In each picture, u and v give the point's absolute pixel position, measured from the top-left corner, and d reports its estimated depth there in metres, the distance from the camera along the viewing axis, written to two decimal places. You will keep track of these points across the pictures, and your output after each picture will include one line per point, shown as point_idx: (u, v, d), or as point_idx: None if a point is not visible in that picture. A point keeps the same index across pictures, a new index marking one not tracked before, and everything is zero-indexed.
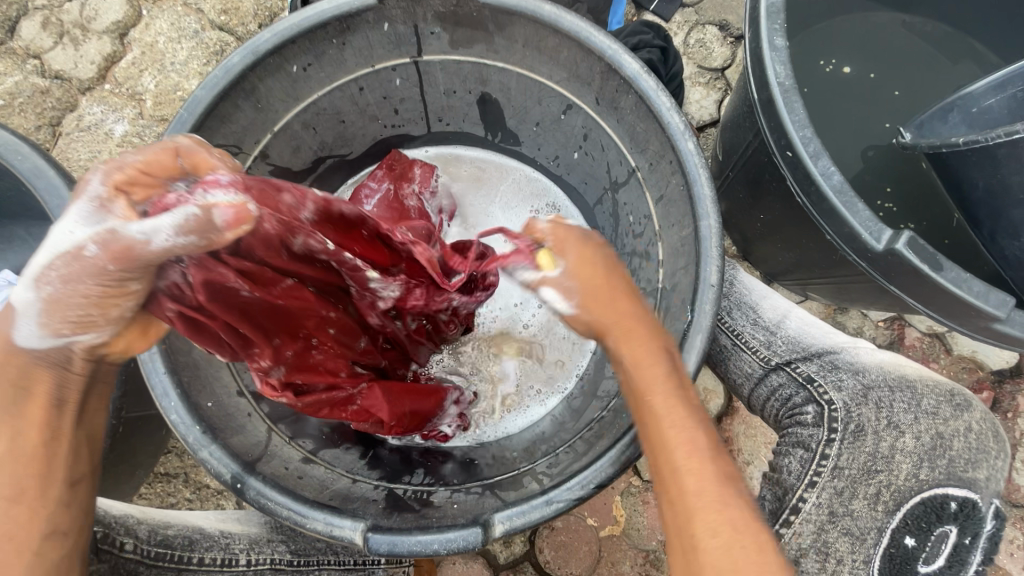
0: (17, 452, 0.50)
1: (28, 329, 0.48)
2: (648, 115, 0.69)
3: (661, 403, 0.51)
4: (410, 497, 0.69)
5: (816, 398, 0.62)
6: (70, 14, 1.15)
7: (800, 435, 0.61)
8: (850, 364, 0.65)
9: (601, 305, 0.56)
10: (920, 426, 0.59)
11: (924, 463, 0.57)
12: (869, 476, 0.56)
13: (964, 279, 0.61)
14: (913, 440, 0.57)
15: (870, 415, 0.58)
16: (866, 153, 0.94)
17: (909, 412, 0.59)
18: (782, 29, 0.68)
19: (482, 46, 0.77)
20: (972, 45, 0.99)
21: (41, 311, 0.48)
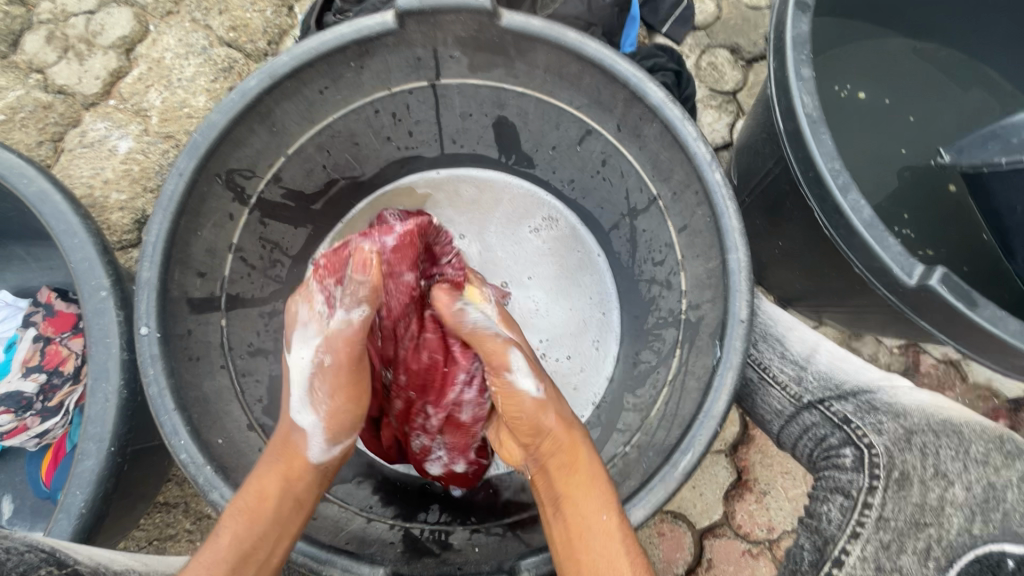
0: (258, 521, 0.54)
1: (319, 449, 0.60)
2: (674, 145, 0.68)
3: (591, 506, 0.57)
4: (427, 539, 0.67)
5: (854, 440, 0.61)
6: (76, 29, 1.14)
7: (838, 480, 0.60)
8: (889, 406, 0.63)
9: (552, 402, 0.63)
10: (968, 476, 0.53)
11: (977, 515, 0.50)
12: (917, 530, 0.51)
13: (999, 316, 0.59)
14: (963, 490, 0.52)
15: (915, 462, 0.55)
16: (901, 172, 0.93)
17: (958, 460, 0.54)
18: (809, 59, 0.67)
19: (502, 70, 0.76)
20: (985, 72, 0.99)
21: (326, 430, 0.61)
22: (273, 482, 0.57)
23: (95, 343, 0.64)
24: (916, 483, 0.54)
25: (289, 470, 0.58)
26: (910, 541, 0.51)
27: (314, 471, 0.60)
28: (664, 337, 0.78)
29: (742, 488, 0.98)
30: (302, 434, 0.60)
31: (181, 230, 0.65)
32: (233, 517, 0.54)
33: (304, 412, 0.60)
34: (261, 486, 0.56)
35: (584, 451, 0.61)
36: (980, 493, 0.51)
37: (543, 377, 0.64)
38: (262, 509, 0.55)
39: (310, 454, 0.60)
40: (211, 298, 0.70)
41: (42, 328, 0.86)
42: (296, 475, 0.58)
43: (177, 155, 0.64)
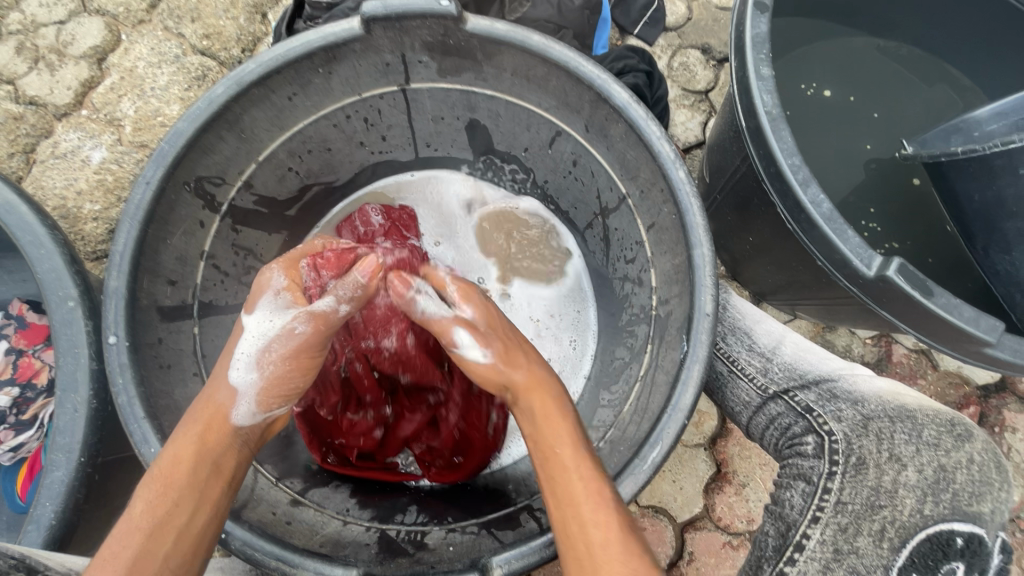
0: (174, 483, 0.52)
1: (246, 409, 0.58)
2: (639, 143, 0.69)
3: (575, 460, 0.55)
4: (403, 539, 0.68)
5: (815, 427, 0.62)
6: (46, 39, 1.13)
7: (801, 467, 0.61)
8: (849, 393, 0.65)
9: (513, 351, 0.63)
10: (922, 458, 0.55)
11: (929, 497, 0.52)
12: (872, 512, 0.52)
13: (955, 304, 0.61)
14: (915, 472, 0.53)
15: (871, 446, 0.56)
16: (870, 164, 0.95)
17: (912, 444, 0.56)
18: (768, 58, 0.68)
19: (471, 74, 0.76)
20: (946, 69, 1.02)
21: (260, 391, 0.59)
22: (191, 449, 0.54)
23: (65, 354, 0.64)
24: (872, 467, 0.55)
25: (209, 433, 0.56)
26: (866, 524, 0.52)
27: (234, 435, 0.57)
28: (637, 333, 0.79)
29: (721, 481, 0.99)
30: (231, 394, 0.58)
31: (149, 238, 0.65)
32: (148, 485, 0.52)
33: (241, 370, 0.59)
34: (177, 452, 0.54)
35: (555, 398, 0.61)
36: (931, 475, 0.53)
37: (484, 323, 0.64)
38: (173, 471, 0.52)
39: (234, 414, 0.58)
40: (183, 305, 0.70)
41: (13, 340, 0.85)
42: (214, 440, 0.56)
43: (144, 164, 0.64)
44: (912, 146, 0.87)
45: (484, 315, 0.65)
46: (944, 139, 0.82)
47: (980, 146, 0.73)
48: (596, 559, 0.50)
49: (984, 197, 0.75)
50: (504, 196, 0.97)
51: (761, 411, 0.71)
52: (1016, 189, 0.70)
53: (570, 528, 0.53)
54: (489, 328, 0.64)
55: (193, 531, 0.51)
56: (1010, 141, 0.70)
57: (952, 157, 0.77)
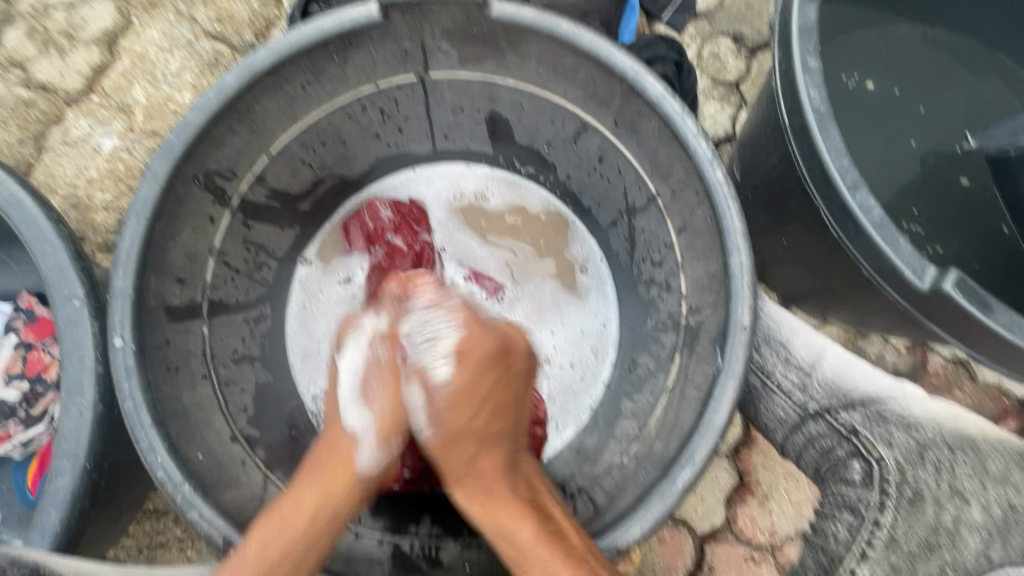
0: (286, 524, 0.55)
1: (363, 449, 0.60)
2: (673, 141, 0.65)
3: (531, 538, 0.55)
4: (416, 554, 0.65)
5: (864, 454, 0.62)
6: (57, 22, 1.10)
7: (850, 496, 0.62)
8: (900, 417, 0.63)
9: (461, 438, 0.59)
10: (987, 495, 0.57)
11: (996, 540, 0.54)
12: (930, 552, 0.55)
13: (1015, 321, 0.57)
14: (980, 513, 0.56)
15: (929, 482, 0.58)
16: (926, 158, 0.89)
17: (975, 479, 0.58)
18: (816, 50, 0.63)
19: (493, 63, 0.72)
20: (999, 60, 0.95)
21: (376, 435, 0.60)
22: (313, 495, 0.57)
23: (70, 355, 0.61)
24: (930, 504, 0.57)
25: (331, 476, 0.58)
26: (923, 564, 0.54)
27: (358, 480, 0.59)
28: (663, 341, 0.75)
29: (744, 492, 0.96)
30: (350, 441, 0.60)
31: (156, 235, 0.62)
32: (263, 525, 0.55)
33: (354, 411, 0.61)
34: (298, 495, 0.57)
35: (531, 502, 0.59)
36: (997, 515, 0.56)
37: (451, 409, 0.59)
38: (291, 518, 0.55)
39: (359, 460, 0.59)
40: (192, 304, 0.68)
41: (22, 334, 0.83)
42: (337, 487, 0.58)
43: (151, 158, 0.61)
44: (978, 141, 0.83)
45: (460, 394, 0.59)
46: (1012, 135, 0.77)
47: None
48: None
49: None
50: (508, 188, 0.92)
51: (797, 429, 0.68)
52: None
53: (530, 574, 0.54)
54: (465, 399, 0.59)
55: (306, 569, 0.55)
56: None
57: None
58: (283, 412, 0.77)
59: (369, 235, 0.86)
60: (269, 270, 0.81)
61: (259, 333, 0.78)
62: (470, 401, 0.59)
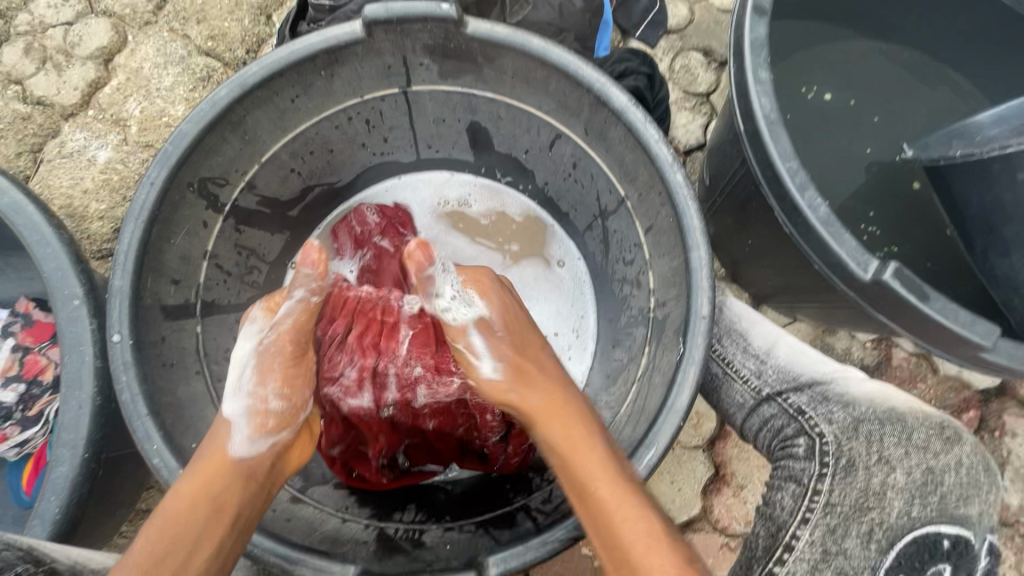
0: (169, 515, 0.52)
1: (241, 437, 0.59)
2: (637, 146, 0.70)
3: (599, 457, 0.56)
4: (401, 537, 0.68)
5: (807, 430, 0.66)
6: (54, 40, 1.15)
7: (793, 469, 0.64)
8: (839, 396, 0.67)
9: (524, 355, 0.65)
10: (909, 461, 0.60)
11: (917, 500, 0.57)
12: (861, 513, 0.57)
13: (951, 308, 0.61)
14: (904, 475, 0.59)
15: (861, 449, 0.61)
16: (871, 168, 0.95)
17: (901, 447, 0.61)
18: (766, 62, 0.69)
19: (471, 77, 0.77)
20: (948, 73, 1.02)
21: (251, 418, 0.60)
22: (187, 482, 0.54)
23: (70, 351, 0.65)
24: (861, 469, 0.60)
25: (206, 466, 0.56)
26: (854, 525, 0.57)
27: (236, 466, 0.57)
28: (635, 335, 0.79)
29: (719, 483, 1.00)
30: (226, 427, 0.59)
31: (153, 238, 0.66)
32: (150, 523, 0.52)
33: (231, 400, 0.61)
34: (179, 489, 0.54)
35: (570, 406, 0.61)
36: (919, 478, 0.58)
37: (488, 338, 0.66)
38: (174, 510, 0.52)
39: (231, 446, 0.58)
40: (186, 304, 0.72)
41: (20, 337, 0.87)
42: (213, 474, 0.55)
43: (148, 165, 0.65)
44: (913, 149, 0.95)
45: (505, 318, 0.68)
46: (945, 144, 0.85)
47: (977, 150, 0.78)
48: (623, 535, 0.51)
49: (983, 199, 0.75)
50: (490, 196, 0.97)
51: (753, 413, 0.74)
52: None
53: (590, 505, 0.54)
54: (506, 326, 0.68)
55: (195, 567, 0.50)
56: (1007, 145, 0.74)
57: (951, 160, 0.81)
58: None
59: (356, 238, 0.92)
60: (260, 274, 0.85)
61: None
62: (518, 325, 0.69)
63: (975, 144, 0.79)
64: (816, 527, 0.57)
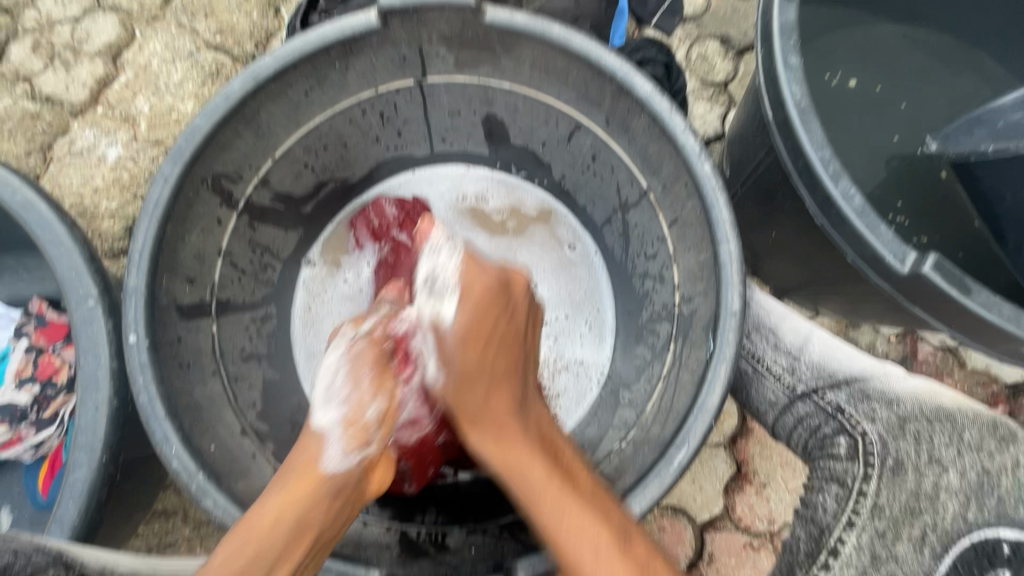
0: (250, 536, 0.50)
1: (335, 449, 0.56)
2: (662, 137, 0.68)
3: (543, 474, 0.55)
4: (424, 539, 0.66)
5: (849, 430, 0.74)
6: (62, 36, 1.13)
7: (835, 469, 0.73)
8: (880, 395, 0.76)
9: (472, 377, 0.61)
10: (960, 460, 0.70)
11: (972, 503, 0.68)
12: (910, 517, 0.68)
13: (993, 302, 0.59)
14: (956, 477, 0.69)
15: (909, 451, 0.71)
16: (889, 163, 0.91)
17: (951, 447, 0.71)
18: (796, 47, 0.66)
19: (489, 67, 0.75)
20: (976, 57, 0.98)
21: (346, 431, 0.57)
22: (272, 505, 0.52)
23: (86, 353, 0.64)
24: (910, 470, 0.70)
25: (296, 487, 0.53)
26: (906, 528, 0.68)
27: (326, 485, 0.54)
28: (658, 332, 0.77)
29: (742, 481, 0.98)
30: (319, 438, 0.56)
31: (168, 236, 0.65)
32: (228, 543, 0.50)
33: (324, 409, 0.58)
34: (269, 510, 0.52)
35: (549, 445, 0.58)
36: (973, 478, 0.69)
37: (464, 339, 0.62)
38: (258, 527, 0.50)
39: (323, 461, 0.55)
40: (201, 303, 0.70)
41: (33, 338, 0.86)
42: (304, 494, 0.53)
43: (162, 162, 0.64)
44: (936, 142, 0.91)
45: (466, 342, 0.62)
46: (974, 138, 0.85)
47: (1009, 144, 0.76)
48: None
49: None
50: (507, 191, 0.94)
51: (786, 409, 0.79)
52: None
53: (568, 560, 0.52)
54: (473, 344, 0.62)
55: None
56: None
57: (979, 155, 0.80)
58: (290, 408, 0.79)
59: (375, 232, 0.87)
60: (274, 271, 0.83)
61: (265, 332, 0.80)
62: (479, 342, 0.63)
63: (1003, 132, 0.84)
64: (863, 530, 0.68)
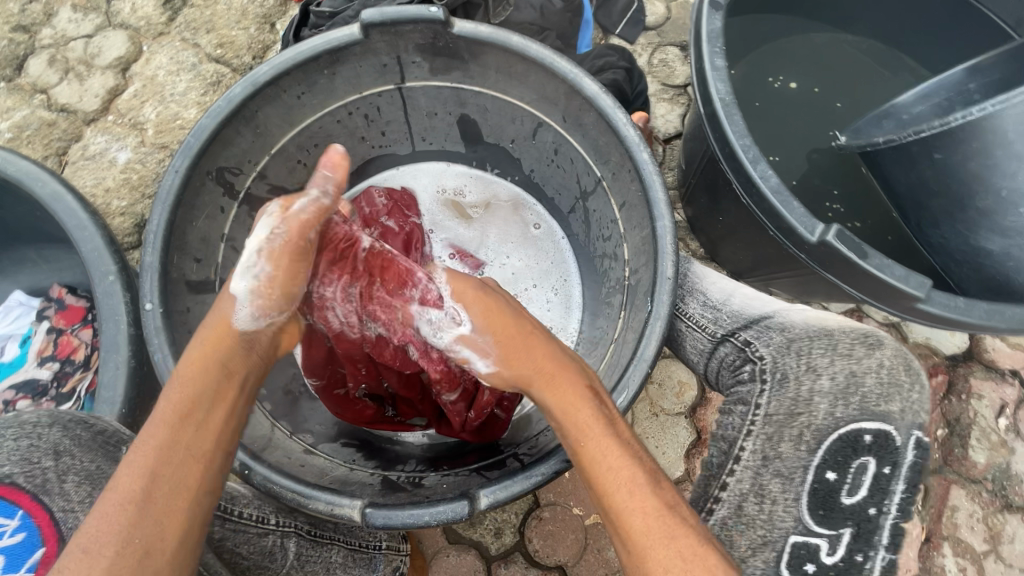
0: (194, 375, 0.57)
1: (246, 313, 0.61)
2: (608, 130, 0.78)
3: (587, 413, 0.57)
4: (403, 480, 0.76)
5: (750, 358, 0.73)
6: (76, 52, 1.24)
7: (741, 394, 0.71)
8: (780, 324, 0.74)
9: (518, 352, 0.64)
10: (835, 367, 0.65)
11: (841, 401, 0.62)
12: (792, 419, 0.63)
13: (888, 265, 0.69)
14: (829, 380, 0.64)
15: (792, 363, 0.68)
16: (812, 155, 1.02)
17: (827, 356, 0.67)
18: (721, 51, 0.77)
19: (459, 73, 0.86)
20: (904, 60, 1.09)
21: (257, 299, 0.62)
22: (199, 353, 0.58)
23: (107, 322, 0.73)
24: (792, 380, 0.66)
25: (216, 336, 0.59)
26: (788, 430, 0.63)
27: (238, 338, 0.61)
28: (613, 303, 0.87)
29: (702, 446, 1.06)
30: (230, 301, 0.61)
31: (177, 221, 0.74)
32: (175, 383, 0.56)
33: (240, 277, 0.61)
34: (197, 355, 0.58)
35: (564, 370, 0.61)
36: (842, 381, 0.64)
37: (489, 333, 0.65)
38: (191, 368, 0.57)
39: (236, 320, 0.61)
40: (206, 281, 0.80)
41: (54, 321, 0.96)
42: (225, 340, 0.60)
43: (172, 156, 0.73)
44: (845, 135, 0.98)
45: (486, 320, 0.66)
46: (875, 125, 0.93)
47: (897, 135, 0.77)
48: (619, 506, 0.52)
49: (910, 181, 0.79)
50: (484, 186, 1.05)
51: (712, 356, 0.81)
52: (934, 172, 0.74)
53: (597, 462, 0.54)
54: (499, 323, 0.65)
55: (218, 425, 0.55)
56: (921, 130, 0.74)
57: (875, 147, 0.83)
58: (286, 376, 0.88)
59: (364, 218, 0.96)
60: None
61: None
62: (504, 319, 0.66)
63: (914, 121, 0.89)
64: (759, 436, 0.64)
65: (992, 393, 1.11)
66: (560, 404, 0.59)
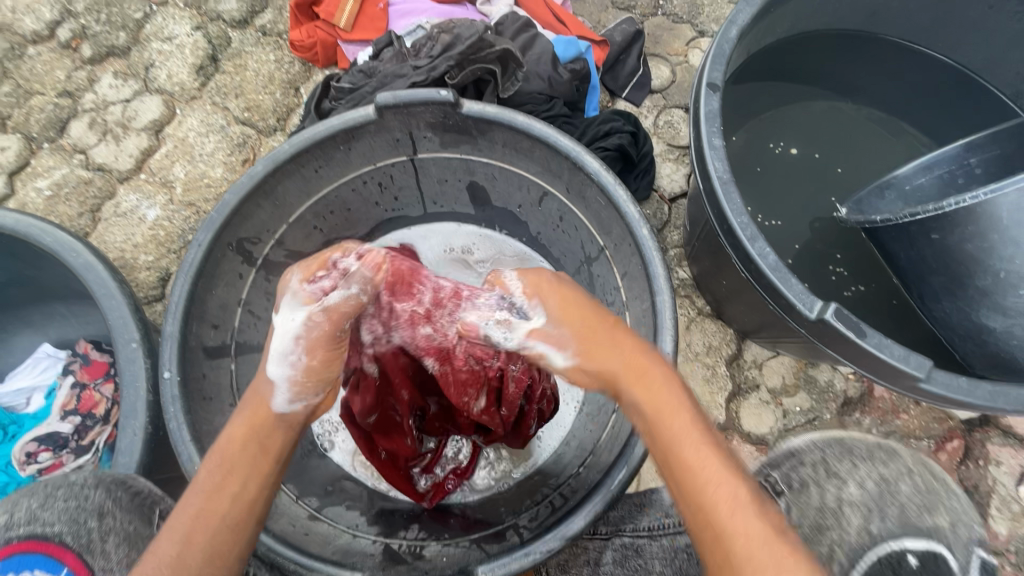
0: (230, 452, 0.61)
1: (282, 398, 0.65)
2: (609, 205, 0.81)
3: (683, 426, 0.58)
4: (404, 551, 0.77)
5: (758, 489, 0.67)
6: (114, 115, 1.33)
7: None
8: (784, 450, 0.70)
9: (598, 343, 0.65)
10: (859, 473, 0.64)
11: (875, 514, 0.60)
12: (821, 533, 0.61)
13: (887, 344, 0.69)
14: (857, 488, 0.62)
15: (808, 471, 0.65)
16: (814, 223, 1.03)
17: (846, 460, 0.65)
18: (719, 131, 0.80)
19: (468, 146, 0.90)
20: (903, 126, 1.12)
21: (291, 384, 0.65)
22: (240, 428, 0.62)
23: (128, 387, 0.77)
24: (813, 486, 0.64)
25: (254, 418, 0.63)
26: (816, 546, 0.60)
27: (275, 420, 0.64)
28: None
29: None
30: (269, 385, 0.65)
31: (198, 291, 0.78)
32: (219, 456, 0.60)
33: (275, 363, 0.65)
34: (234, 430, 0.63)
35: (651, 379, 0.62)
36: (872, 487, 0.62)
37: (563, 324, 0.67)
38: (231, 445, 0.61)
39: (272, 404, 0.64)
40: (223, 345, 0.83)
41: (78, 375, 1.00)
42: (261, 420, 0.63)
43: (196, 230, 0.78)
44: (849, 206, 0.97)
45: (563, 312, 0.68)
46: (880, 194, 0.94)
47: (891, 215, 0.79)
48: (727, 529, 0.51)
49: (909, 256, 0.80)
50: (491, 245, 1.08)
51: None
52: (933, 250, 0.75)
53: (691, 487, 0.54)
54: (580, 315, 0.67)
55: (250, 493, 0.59)
56: (916, 211, 0.75)
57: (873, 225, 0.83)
58: None
59: None
60: None
61: None
62: (582, 313, 0.68)
63: (910, 197, 0.93)
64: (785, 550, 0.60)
65: (1011, 460, 1.08)
66: (653, 413, 0.59)
